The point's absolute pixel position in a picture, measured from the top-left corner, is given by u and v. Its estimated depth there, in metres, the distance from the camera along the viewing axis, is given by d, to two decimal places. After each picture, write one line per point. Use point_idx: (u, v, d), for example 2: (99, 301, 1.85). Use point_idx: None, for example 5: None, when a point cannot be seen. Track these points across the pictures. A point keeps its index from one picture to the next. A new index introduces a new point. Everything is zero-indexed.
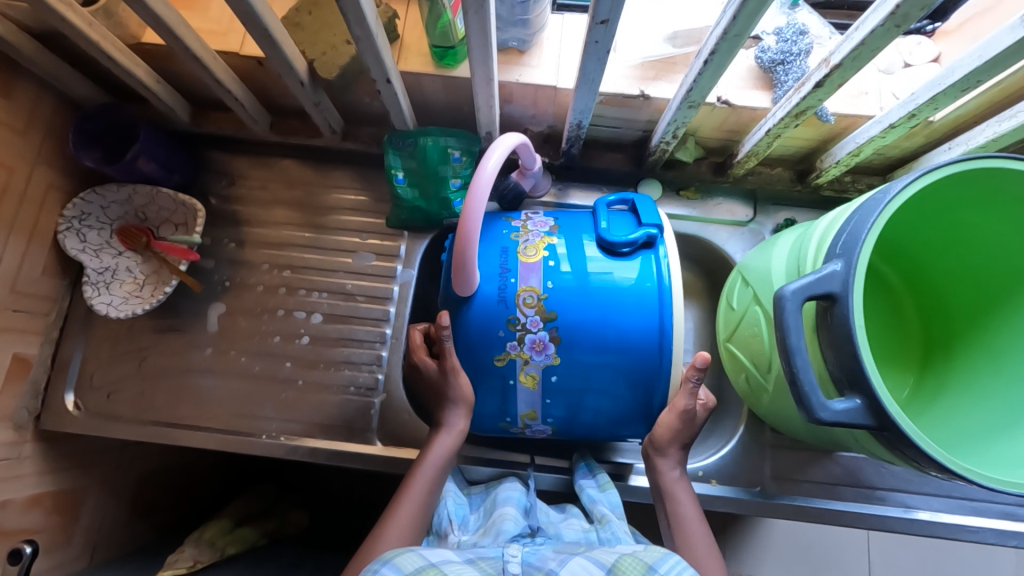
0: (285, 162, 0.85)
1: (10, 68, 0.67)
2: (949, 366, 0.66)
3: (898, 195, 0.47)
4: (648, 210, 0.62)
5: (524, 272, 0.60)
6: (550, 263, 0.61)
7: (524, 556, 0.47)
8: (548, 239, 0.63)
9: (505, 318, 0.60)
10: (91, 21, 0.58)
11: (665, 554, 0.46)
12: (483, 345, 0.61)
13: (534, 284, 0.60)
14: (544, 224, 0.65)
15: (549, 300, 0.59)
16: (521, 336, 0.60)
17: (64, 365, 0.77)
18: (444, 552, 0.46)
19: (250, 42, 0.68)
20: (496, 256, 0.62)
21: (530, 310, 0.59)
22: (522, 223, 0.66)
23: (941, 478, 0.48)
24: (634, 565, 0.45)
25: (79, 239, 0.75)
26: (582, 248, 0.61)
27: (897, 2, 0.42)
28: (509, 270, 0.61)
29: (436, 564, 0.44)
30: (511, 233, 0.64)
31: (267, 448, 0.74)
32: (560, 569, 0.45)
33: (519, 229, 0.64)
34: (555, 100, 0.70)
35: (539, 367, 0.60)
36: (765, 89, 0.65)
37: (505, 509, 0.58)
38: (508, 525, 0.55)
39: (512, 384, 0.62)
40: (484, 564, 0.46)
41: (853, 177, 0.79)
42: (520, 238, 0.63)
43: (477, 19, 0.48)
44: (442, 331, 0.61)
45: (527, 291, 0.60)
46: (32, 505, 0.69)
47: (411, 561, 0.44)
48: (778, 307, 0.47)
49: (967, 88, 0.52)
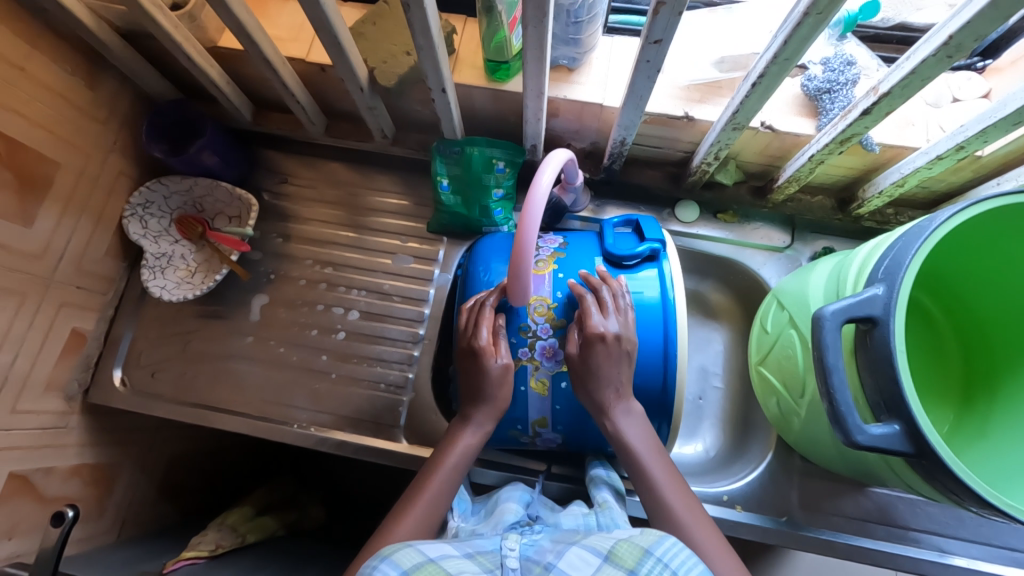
0: (335, 164, 0.90)
1: (97, 64, 0.72)
2: (992, 405, 0.65)
3: (943, 224, 0.47)
4: (651, 228, 0.65)
5: (536, 282, 0.63)
6: (560, 275, 0.63)
7: (522, 550, 0.45)
8: (558, 254, 0.65)
9: (518, 326, 0.62)
10: (176, 24, 0.63)
11: (662, 537, 0.44)
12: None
13: (544, 293, 0.62)
14: (553, 241, 0.68)
15: (560, 309, 0.62)
16: (531, 343, 0.62)
17: (115, 342, 0.81)
18: (443, 546, 0.45)
19: (316, 50, 0.73)
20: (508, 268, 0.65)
21: (541, 317, 0.62)
22: (533, 241, 0.68)
23: (981, 513, 0.46)
24: (632, 551, 0.43)
25: (141, 225, 0.80)
26: (592, 263, 0.64)
27: (952, 32, 0.43)
28: None
29: (434, 560, 0.43)
30: None
31: (297, 437, 0.76)
32: (558, 561, 0.43)
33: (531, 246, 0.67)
34: (599, 117, 0.72)
35: (549, 373, 0.62)
36: (810, 116, 0.66)
37: (505, 504, 0.56)
38: (507, 515, 0.54)
39: (523, 391, 0.63)
40: (483, 558, 0.44)
41: (895, 210, 0.78)
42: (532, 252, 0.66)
43: (534, 35, 0.51)
44: (497, 326, 0.61)
45: (538, 300, 0.62)
46: (72, 475, 0.72)
47: (409, 557, 0.42)
48: (816, 327, 0.47)
49: (1019, 122, 0.52)
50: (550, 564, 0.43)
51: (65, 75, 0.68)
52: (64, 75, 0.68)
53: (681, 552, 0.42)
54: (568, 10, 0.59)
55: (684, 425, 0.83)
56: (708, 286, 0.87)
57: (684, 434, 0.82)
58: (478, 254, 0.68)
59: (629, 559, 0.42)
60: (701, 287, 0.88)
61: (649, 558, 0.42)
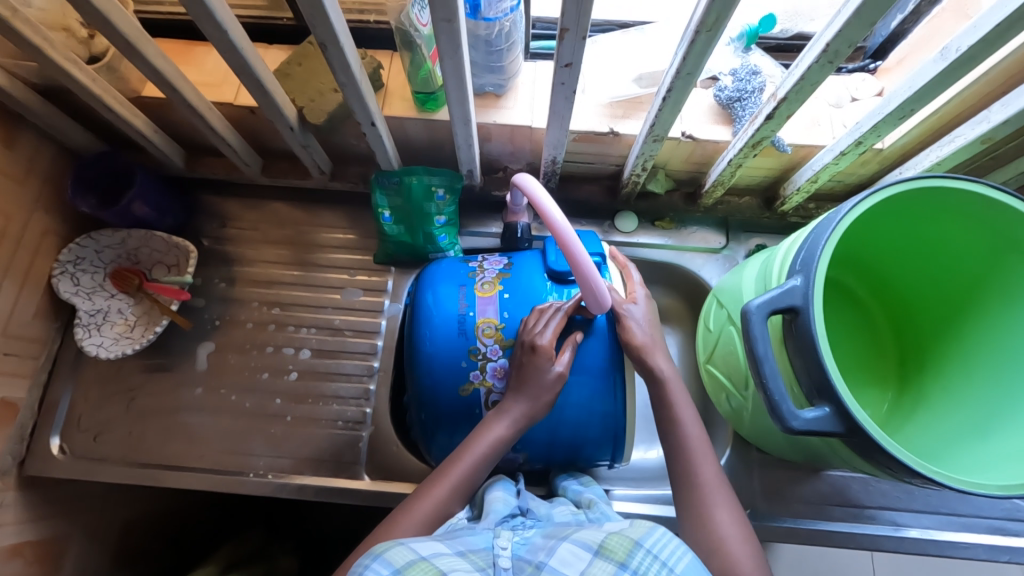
0: (277, 204, 0.89)
1: (14, 122, 0.70)
2: (924, 379, 0.68)
3: (849, 213, 0.50)
4: (590, 240, 0.67)
5: (482, 305, 0.64)
6: (505, 295, 0.64)
7: (514, 549, 0.46)
8: (503, 274, 0.66)
9: (468, 351, 0.63)
10: (94, 77, 0.62)
11: (652, 528, 0.44)
12: (448, 379, 0.63)
13: (491, 315, 0.63)
14: (499, 261, 0.69)
15: (507, 329, 0.63)
16: (482, 365, 0.63)
17: (51, 408, 0.77)
18: (435, 545, 0.45)
19: (243, 93, 0.73)
20: (454, 292, 0.65)
21: (489, 339, 0.63)
22: (478, 263, 0.69)
23: (916, 484, 0.48)
24: (622, 543, 0.43)
25: (73, 282, 0.78)
26: (536, 280, 0.65)
27: (828, 41, 0.47)
28: (467, 304, 0.64)
29: (426, 558, 0.43)
30: (468, 272, 0.68)
31: (255, 486, 0.74)
32: (550, 559, 0.43)
33: (476, 268, 0.68)
34: (530, 138, 0.75)
35: (501, 394, 0.63)
36: (726, 123, 0.70)
37: (493, 493, 0.57)
38: (498, 506, 0.54)
39: (478, 414, 0.64)
40: (475, 556, 0.44)
41: (816, 204, 0.83)
42: (477, 276, 0.67)
43: (452, 66, 0.53)
44: (574, 339, 0.61)
45: (485, 323, 0.63)
46: (12, 555, 0.68)
47: (401, 555, 0.42)
48: (744, 321, 0.50)
49: (904, 116, 0.57)
50: (542, 563, 0.43)
51: None
52: None
53: (670, 542, 0.43)
54: (486, 40, 0.62)
55: (643, 431, 0.83)
56: (656, 292, 0.90)
57: (645, 439, 0.82)
58: (424, 283, 0.69)
59: (620, 551, 0.43)
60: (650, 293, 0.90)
61: (639, 550, 0.42)
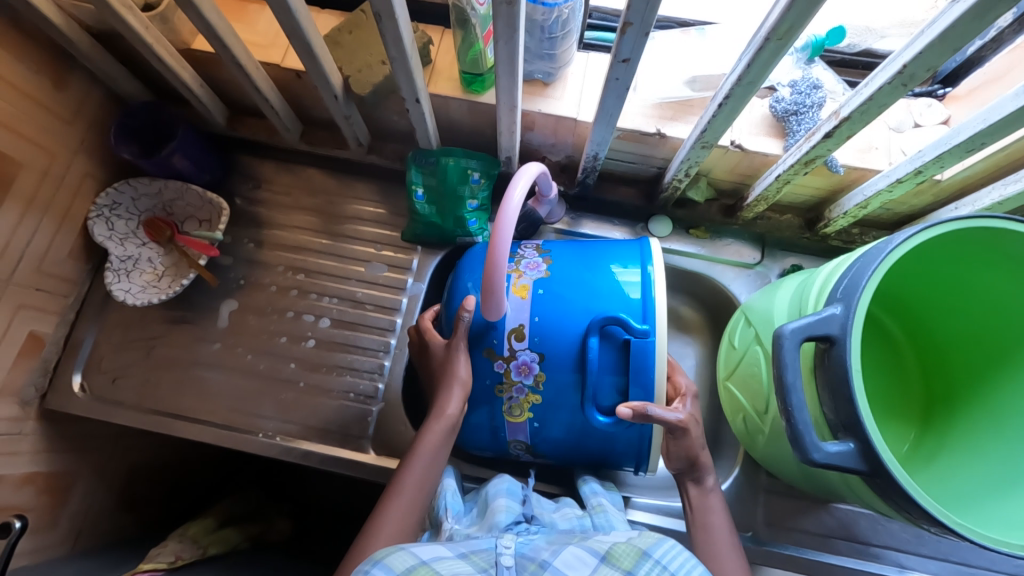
0: (311, 171, 0.89)
1: (66, 63, 0.71)
2: (952, 423, 0.66)
3: (900, 245, 0.48)
4: (640, 373, 0.56)
5: (512, 429, 0.64)
6: (535, 425, 0.63)
7: (517, 547, 0.46)
8: (532, 397, 0.61)
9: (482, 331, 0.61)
10: (146, 25, 0.62)
11: (660, 539, 0.45)
12: (484, 390, 0.62)
13: (522, 439, 0.64)
14: (530, 361, 0.60)
15: (540, 449, 0.66)
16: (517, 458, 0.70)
17: (75, 346, 0.79)
18: (435, 548, 0.45)
19: (291, 56, 0.72)
20: (483, 412, 0.64)
21: (522, 452, 0.67)
22: (505, 368, 0.61)
23: (933, 532, 0.47)
24: (629, 552, 0.44)
25: (107, 226, 0.78)
26: (570, 405, 0.60)
27: (905, 62, 0.44)
28: (498, 425, 0.64)
29: (427, 563, 0.43)
30: (495, 385, 0.61)
31: (262, 447, 0.75)
32: (554, 559, 0.44)
33: (504, 381, 0.61)
34: (574, 131, 0.73)
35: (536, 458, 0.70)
36: (778, 137, 0.68)
37: (496, 500, 0.56)
38: (501, 516, 0.53)
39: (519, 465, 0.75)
40: (477, 557, 0.45)
41: (860, 230, 0.80)
42: (504, 394, 0.62)
43: (506, 49, 0.51)
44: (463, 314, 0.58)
45: (517, 442, 0.65)
46: (25, 483, 0.69)
47: (401, 561, 0.42)
48: (776, 345, 0.48)
49: (972, 149, 0.54)
50: (546, 562, 0.43)
51: (31, 73, 0.67)
52: (30, 74, 0.67)
53: (680, 555, 0.44)
54: (542, 26, 0.60)
55: None
56: (678, 300, 0.88)
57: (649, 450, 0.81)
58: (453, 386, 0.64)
59: (627, 560, 0.43)
60: (673, 302, 0.88)
61: (647, 560, 0.43)
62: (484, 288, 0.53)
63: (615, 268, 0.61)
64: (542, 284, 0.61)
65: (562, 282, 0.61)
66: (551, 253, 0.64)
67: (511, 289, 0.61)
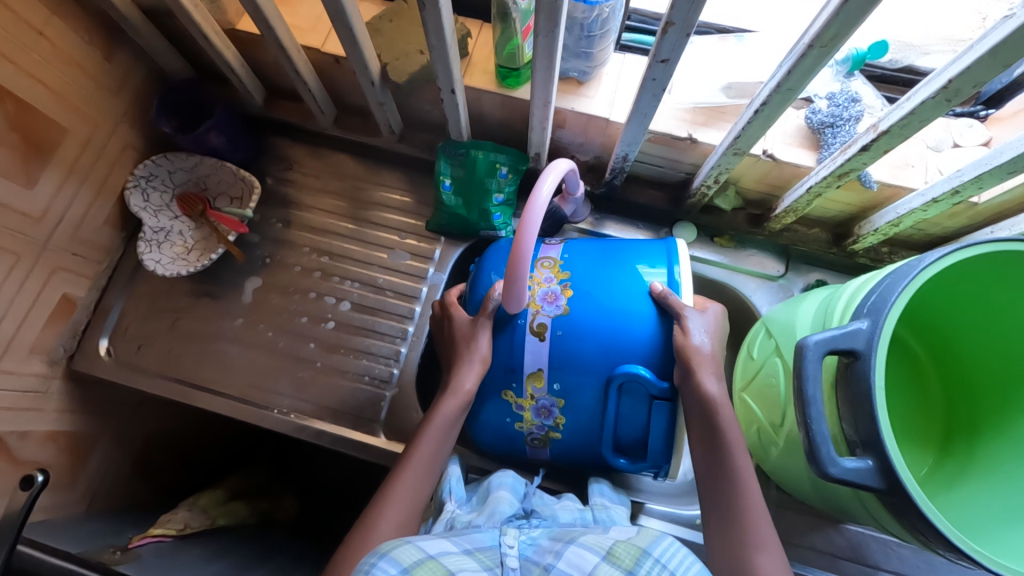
0: (341, 156, 0.90)
1: (116, 36, 0.73)
2: (973, 451, 0.64)
3: (929, 267, 0.47)
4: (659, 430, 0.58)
5: (531, 450, 0.67)
6: (554, 451, 0.66)
7: (521, 548, 0.46)
8: (551, 433, 0.63)
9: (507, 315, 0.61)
10: (196, 3, 0.64)
11: (659, 538, 0.45)
12: (495, 381, 0.62)
13: (540, 457, 0.68)
14: (550, 405, 0.61)
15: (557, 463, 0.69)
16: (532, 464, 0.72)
17: (105, 311, 0.81)
18: (441, 543, 0.45)
19: (331, 41, 0.73)
20: (502, 438, 0.66)
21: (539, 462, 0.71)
22: (524, 408, 0.62)
23: (949, 557, 0.46)
24: (629, 551, 0.44)
25: (143, 197, 0.81)
26: (589, 441, 0.63)
27: (951, 77, 0.44)
28: (516, 445, 0.67)
29: (434, 557, 0.43)
30: (515, 421, 0.64)
31: (277, 423, 0.77)
32: (558, 561, 0.44)
33: (524, 418, 0.63)
34: (605, 131, 0.73)
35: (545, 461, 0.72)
36: (811, 149, 0.67)
37: (499, 492, 0.57)
38: (504, 507, 0.54)
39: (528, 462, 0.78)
40: (482, 555, 0.45)
41: (890, 249, 0.79)
42: (524, 428, 0.64)
43: (545, 44, 0.51)
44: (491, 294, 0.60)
45: (534, 458, 0.68)
46: (48, 440, 0.72)
47: (409, 554, 0.42)
48: (798, 355, 0.47)
49: (1013, 171, 0.52)
50: (551, 565, 0.44)
51: (82, 44, 0.69)
52: (82, 45, 0.69)
53: (678, 552, 0.44)
54: (581, 24, 0.61)
55: None
56: None
57: None
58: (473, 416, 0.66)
59: (627, 559, 0.43)
60: None
61: (647, 558, 0.43)
62: (506, 277, 0.53)
63: (637, 307, 0.59)
64: (560, 324, 0.59)
65: (582, 321, 0.59)
66: (569, 278, 0.61)
67: (529, 328, 0.60)
